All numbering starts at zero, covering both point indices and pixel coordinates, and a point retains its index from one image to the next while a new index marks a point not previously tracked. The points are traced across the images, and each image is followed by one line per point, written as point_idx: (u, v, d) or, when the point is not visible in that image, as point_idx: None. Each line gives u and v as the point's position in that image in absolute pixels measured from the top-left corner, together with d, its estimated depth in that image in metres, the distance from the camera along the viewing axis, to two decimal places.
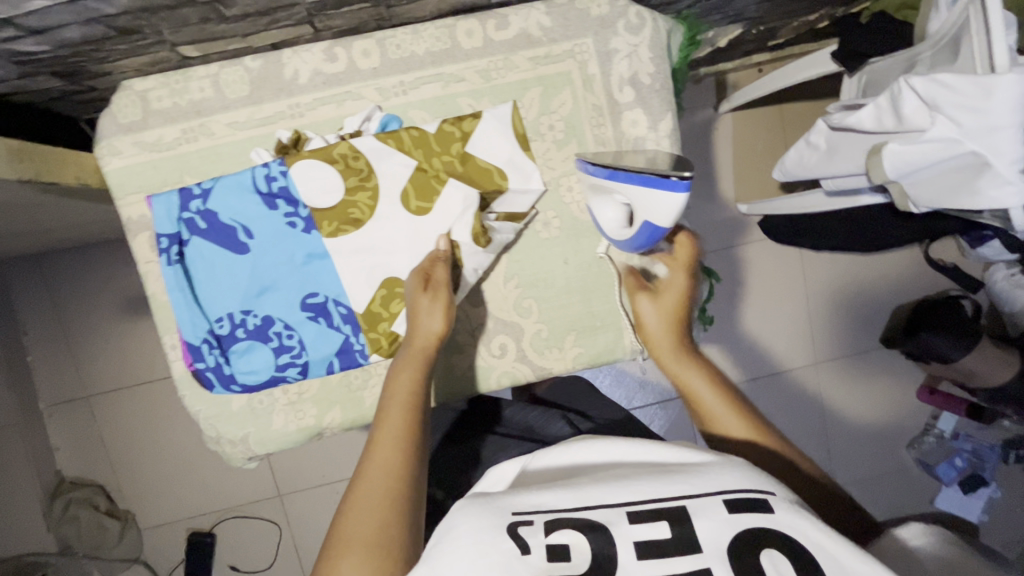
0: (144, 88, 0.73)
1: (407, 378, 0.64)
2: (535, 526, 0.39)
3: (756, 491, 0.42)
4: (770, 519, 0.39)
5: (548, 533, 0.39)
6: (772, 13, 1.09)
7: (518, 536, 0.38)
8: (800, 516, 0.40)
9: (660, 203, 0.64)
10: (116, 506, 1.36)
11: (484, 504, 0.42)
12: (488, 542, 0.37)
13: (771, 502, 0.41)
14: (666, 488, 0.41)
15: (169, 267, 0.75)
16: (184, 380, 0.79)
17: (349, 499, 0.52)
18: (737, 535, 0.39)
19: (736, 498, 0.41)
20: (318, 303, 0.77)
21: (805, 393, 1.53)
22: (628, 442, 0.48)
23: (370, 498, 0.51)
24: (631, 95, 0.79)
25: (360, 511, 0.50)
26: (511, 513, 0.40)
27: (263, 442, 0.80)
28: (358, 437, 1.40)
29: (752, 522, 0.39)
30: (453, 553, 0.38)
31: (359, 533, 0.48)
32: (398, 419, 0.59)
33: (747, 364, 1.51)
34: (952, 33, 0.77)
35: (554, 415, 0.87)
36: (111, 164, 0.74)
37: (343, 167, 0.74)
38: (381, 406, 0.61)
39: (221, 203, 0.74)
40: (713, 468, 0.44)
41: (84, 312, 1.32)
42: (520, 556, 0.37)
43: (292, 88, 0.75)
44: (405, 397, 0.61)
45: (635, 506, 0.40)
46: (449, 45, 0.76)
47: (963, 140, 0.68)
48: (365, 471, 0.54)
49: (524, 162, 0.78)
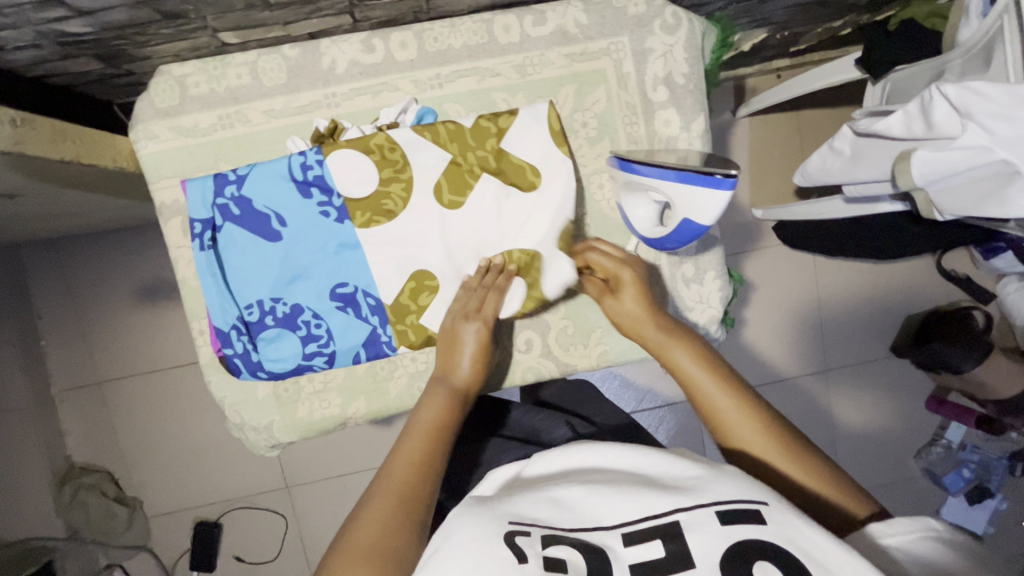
0: (182, 73, 0.73)
1: (435, 406, 0.66)
2: (532, 537, 0.41)
3: (748, 501, 0.42)
4: (762, 530, 0.40)
5: (545, 546, 0.40)
6: (799, 18, 1.10)
7: (515, 545, 0.39)
8: (794, 524, 0.40)
9: (699, 200, 0.65)
10: (124, 493, 1.36)
11: (485, 511, 0.43)
12: (486, 551, 0.39)
13: (764, 513, 0.41)
14: (660, 502, 0.42)
15: (202, 252, 0.75)
16: (212, 365, 0.79)
17: (363, 509, 0.53)
18: (730, 546, 0.39)
19: (729, 509, 0.41)
20: (347, 293, 0.77)
21: (817, 399, 1.53)
22: (624, 450, 0.49)
23: (380, 508, 0.53)
24: (664, 95, 0.80)
25: (368, 522, 0.51)
26: (508, 521, 0.41)
27: (286, 430, 0.81)
28: (366, 432, 1.40)
29: (745, 534, 0.40)
30: (448, 565, 0.39)
31: (365, 541, 0.50)
32: (419, 442, 0.60)
33: (764, 368, 1.51)
34: (984, 42, 0.78)
35: (555, 419, 0.86)
36: (147, 147, 0.75)
37: (379, 157, 0.75)
38: (407, 429, 0.63)
39: (256, 190, 0.74)
40: (709, 479, 0.44)
41: (100, 298, 1.32)
42: (516, 565, 0.38)
43: (329, 78, 0.75)
44: (429, 423, 0.63)
45: (631, 526, 0.42)
46: (485, 39, 0.76)
47: (994, 147, 0.68)
48: (383, 485, 0.55)
49: (559, 157, 0.77)
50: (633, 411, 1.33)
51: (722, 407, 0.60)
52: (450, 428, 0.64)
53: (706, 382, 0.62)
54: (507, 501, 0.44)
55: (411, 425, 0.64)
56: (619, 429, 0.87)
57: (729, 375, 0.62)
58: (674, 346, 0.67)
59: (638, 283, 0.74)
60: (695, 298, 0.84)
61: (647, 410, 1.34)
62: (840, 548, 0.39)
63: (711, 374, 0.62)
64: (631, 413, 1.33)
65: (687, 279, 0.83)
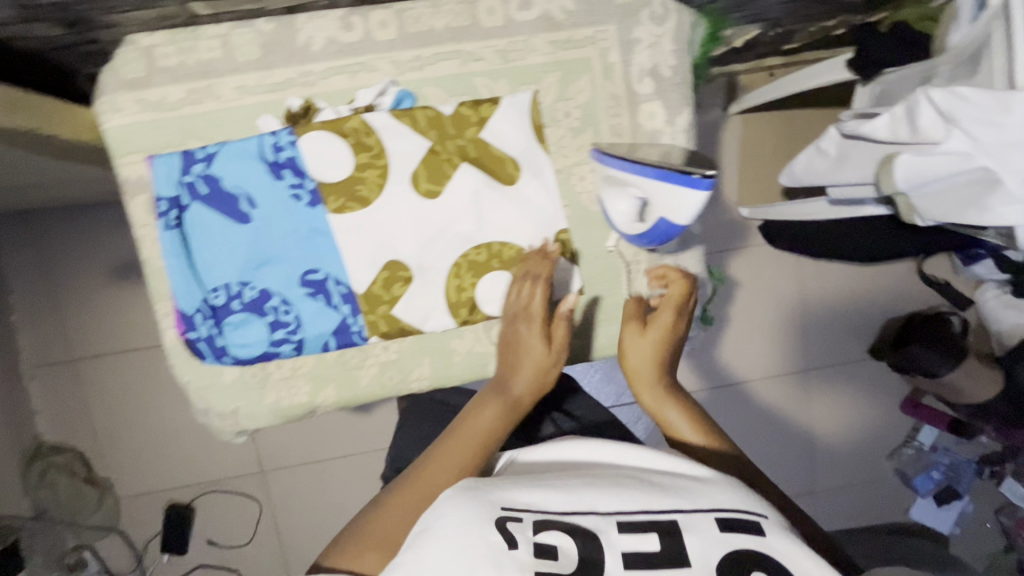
0: (150, 44, 0.70)
1: (489, 414, 0.64)
2: (524, 523, 0.42)
3: (749, 513, 0.44)
4: (759, 541, 0.41)
5: (536, 533, 0.41)
6: (793, 16, 1.08)
7: (506, 530, 0.41)
8: (788, 540, 0.42)
9: (678, 200, 0.65)
10: (94, 473, 1.34)
11: (477, 495, 0.44)
12: (478, 534, 0.40)
13: (762, 525, 0.43)
14: (659, 502, 0.44)
15: (167, 232, 0.72)
16: (174, 349, 0.76)
17: (390, 496, 0.56)
18: (729, 551, 0.40)
19: (728, 517, 0.43)
20: (318, 280, 0.75)
21: (769, 404, 1.54)
22: (625, 448, 0.52)
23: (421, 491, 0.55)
24: (650, 88, 0.78)
25: (401, 499, 0.55)
26: (501, 507, 0.43)
27: (255, 417, 0.78)
28: (341, 419, 1.39)
29: (741, 543, 0.41)
30: (441, 545, 0.40)
31: (381, 532, 0.53)
32: (468, 446, 0.60)
33: (698, 374, 1.50)
34: (973, 48, 0.78)
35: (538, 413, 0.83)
36: (110, 120, 0.71)
37: (354, 141, 0.73)
38: (454, 426, 0.63)
39: (225, 169, 0.72)
40: (710, 487, 0.46)
41: (70, 275, 1.29)
42: (507, 551, 0.39)
43: (304, 55, 0.72)
44: (481, 430, 0.62)
45: (626, 516, 0.43)
46: (468, 22, 0.73)
47: (976, 154, 0.69)
48: (417, 479, 0.57)
49: (538, 155, 0.77)
50: (611, 406, 1.34)
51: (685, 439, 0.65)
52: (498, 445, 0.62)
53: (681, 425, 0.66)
54: (502, 487, 0.46)
55: (455, 426, 0.63)
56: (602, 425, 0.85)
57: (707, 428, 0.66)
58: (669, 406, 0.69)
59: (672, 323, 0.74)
60: None
61: (624, 406, 1.35)
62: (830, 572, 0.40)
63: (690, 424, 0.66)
64: (609, 407, 1.34)
65: None
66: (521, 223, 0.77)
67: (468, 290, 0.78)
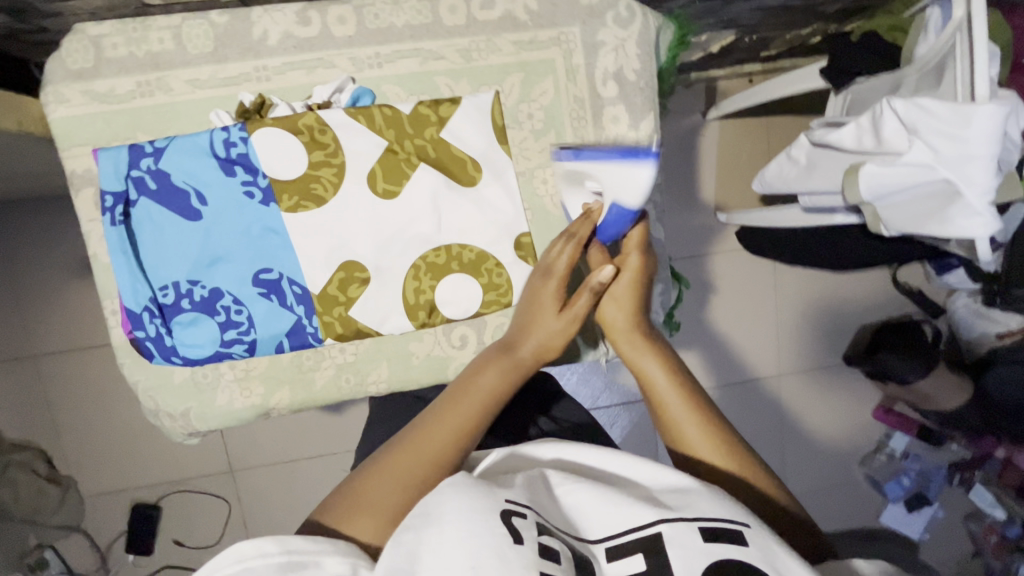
0: (98, 33, 0.68)
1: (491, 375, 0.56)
2: (528, 520, 0.39)
3: (732, 522, 0.40)
4: (744, 553, 0.38)
5: (540, 532, 0.39)
6: (767, 23, 1.08)
7: (511, 524, 0.38)
8: (775, 550, 0.38)
9: (628, 177, 0.66)
10: (58, 473, 1.28)
11: (476, 487, 0.41)
12: (483, 527, 0.37)
13: (747, 536, 0.39)
14: (646, 513, 0.41)
15: (112, 227, 0.70)
16: (123, 347, 0.74)
17: (381, 460, 0.49)
18: (713, 564, 0.37)
19: (714, 527, 0.39)
20: (271, 280, 0.73)
21: (771, 402, 1.55)
22: (605, 452, 0.47)
23: (413, 463, 0.48)
24: (614, 91, 0.77)
25: (385, 475, 0.47)
26: (504, 500, 0.40)
27: (206, 419, 0.76)
28: (311, 418, 1.37)
29: (726, 553, 0.38)
30: (442, 541, 0.37)
31: (372, 498, 0.46)
32: (466, 413, 0.52)
33: None
34: (938, 60, 0.79)
35: (515, 409, 0.80)
36: (57, 112, 0.69)
37: (308, 139, 0.71)
38: (453, 389, 0.55)
39: (174, 164, 0.70)
40: (698, 495, 0.42)
41: (30, 270, 1.25)
42: (512, 544, 0.37)
43: (259, 50, 0.70)
44: (483, 393, 0.55)
45: (614, 540, 0.41)
46: (430, 20, 0.72)
47: (936, 165, 0.69)
48: (405, 450, 0.49)
49: (500, 156, 0.76)
50: (591, 407, 1.34)
51: (681, 419, 0.54)
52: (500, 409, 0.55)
53: (667, 393, 0.56)
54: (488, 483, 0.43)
55: (455, 390, 0.55)
56: (581, 426, 0.82)
57: (703, 403, 0.55)
58: (649, 364, 0.58)
59: (641, 272, 0.66)
60: None
61: (602, 408, 1.35)
62: None
63: (677, 394, 0.55)
64: (589, 409, 1.34)
65: None
66: (483, 226, 0.76)
67: (427, 292, 0.76)
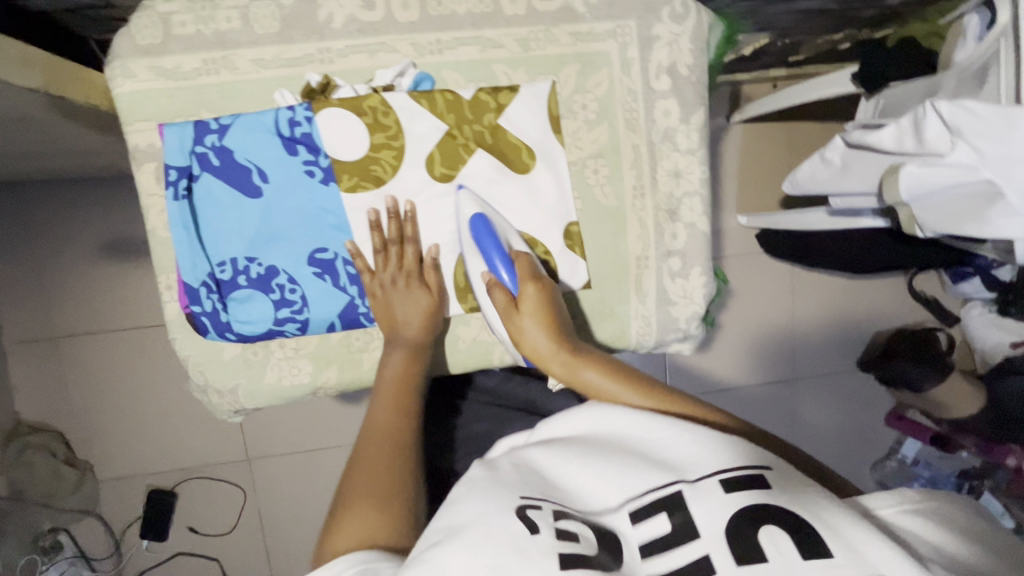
0: (167, 11, 0.69)
1: (398, 361, 0.70)
2: (543, 511, 0.42)
3: (748, 471, 0.43)
4: (769, 495, 0.41)
5: (556, 519, 0.41)
6: (801, 27, 1.10)
7: (527, 517, 0.41)
8: (795, 492, 0.42)
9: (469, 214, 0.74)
10: (75, 455, 1.30)
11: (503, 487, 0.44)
12: (499, 525, 0.40)
13: (764, 478, 0.43)
14: (661, 478, 0.44)
15: (175, 202, 0.71)
16: (176, 322, 0.75)
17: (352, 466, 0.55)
18: (735, 510, 0.40)
19: (730, 478, 0.43)
20: (326, 259, 0.75)
21: (788, 404, 1.56)
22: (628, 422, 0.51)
23: (374, 451, 0.56)
24: (667, 84, 0.78)
25: (363, 470, 0.54)
26: (520, 496, 0.43)
27: (253, 396, 0.77)
28: (330, 408, 1.37)
29: (750, 501, 0.40)
30: (459, 539, 0.39)
31: (365, 490, 0.51)
32: (391, 395, 0.65)
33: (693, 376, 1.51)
34: (978, 65, 0.80)
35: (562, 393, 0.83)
36: (123, 86, 0.69)
37: (371, 121, 0.72)
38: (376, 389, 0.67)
39: (238, 141, 0.71)
40: (709, 452, 0.46)
41: (62, 250, 1.26)
42: (529, 535, 0.39)
43: (324, 32, 0.71)
44: (397, 376, 0.67)
45: (636, 501, 0.43)
46: (491, 9, 0.73)
47: (981, 166, 0.70)
48: (362, 450, 0.57)
49: (553, 144, 0.77)
50: None
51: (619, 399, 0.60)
52: (416, 380, 0.68)
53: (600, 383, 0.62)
54: (521, 479, 0.46)
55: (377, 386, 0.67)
56: None
57: (633, 376, 0.62)
58: (585, 368, 0.63)
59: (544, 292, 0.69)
60: (679, 293, 0.83)
61: None
62: (847, 516, 0.39)
63: (611, 380, 0.61)
64: None
65: (673, 274, 0.83)
66: (533, 214, 0.78)
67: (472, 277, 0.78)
